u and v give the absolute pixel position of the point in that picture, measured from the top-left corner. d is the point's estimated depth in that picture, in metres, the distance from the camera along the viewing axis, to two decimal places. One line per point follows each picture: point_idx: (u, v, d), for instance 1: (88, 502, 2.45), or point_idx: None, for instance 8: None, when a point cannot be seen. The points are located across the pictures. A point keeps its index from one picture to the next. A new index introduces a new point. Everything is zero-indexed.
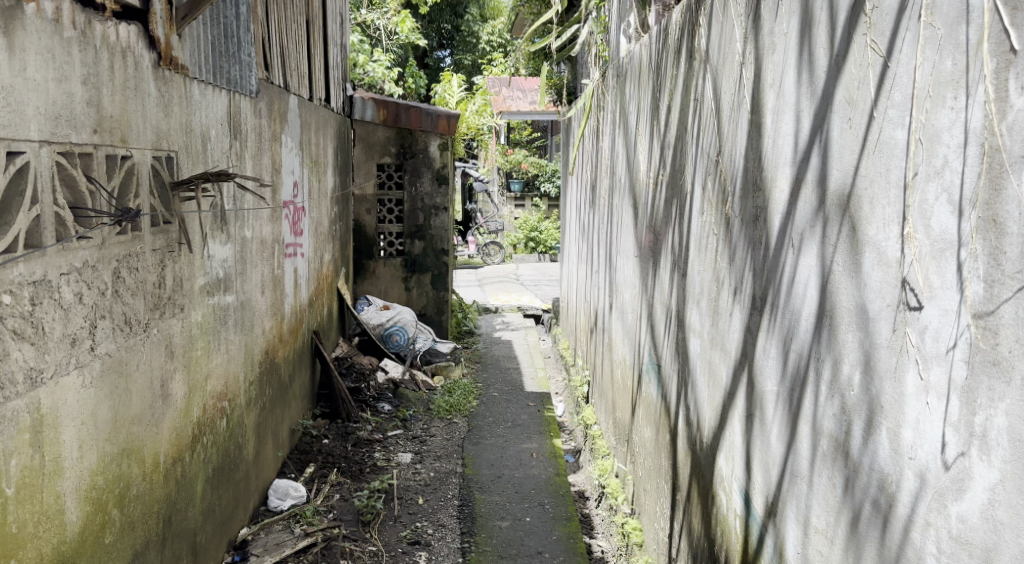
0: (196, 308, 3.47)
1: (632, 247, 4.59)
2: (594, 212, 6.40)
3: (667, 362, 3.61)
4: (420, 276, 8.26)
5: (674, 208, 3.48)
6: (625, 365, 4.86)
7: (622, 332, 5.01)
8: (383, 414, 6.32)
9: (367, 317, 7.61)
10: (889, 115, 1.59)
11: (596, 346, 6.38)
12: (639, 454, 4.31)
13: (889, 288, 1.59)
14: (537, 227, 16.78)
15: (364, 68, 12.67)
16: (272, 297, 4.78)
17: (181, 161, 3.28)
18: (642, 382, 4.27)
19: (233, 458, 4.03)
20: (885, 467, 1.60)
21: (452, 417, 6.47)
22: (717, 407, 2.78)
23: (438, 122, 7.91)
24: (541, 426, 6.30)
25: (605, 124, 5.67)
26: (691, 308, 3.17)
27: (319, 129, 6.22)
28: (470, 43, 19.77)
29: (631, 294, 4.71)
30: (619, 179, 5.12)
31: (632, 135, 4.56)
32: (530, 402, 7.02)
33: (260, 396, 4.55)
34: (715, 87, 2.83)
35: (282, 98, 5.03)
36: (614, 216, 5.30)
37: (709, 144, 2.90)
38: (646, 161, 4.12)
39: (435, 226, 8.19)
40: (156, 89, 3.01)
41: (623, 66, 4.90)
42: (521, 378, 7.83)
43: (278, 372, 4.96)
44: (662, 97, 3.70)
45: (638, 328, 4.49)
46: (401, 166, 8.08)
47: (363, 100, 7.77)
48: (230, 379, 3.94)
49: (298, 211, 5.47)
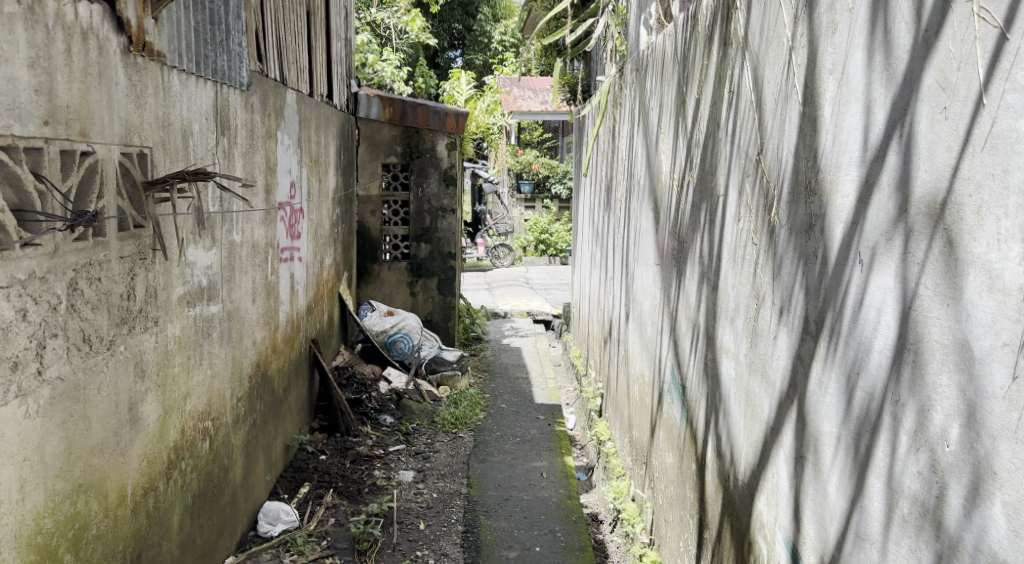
0: (174, 321, 3.15)
1: (652, 254, 4.25)
2: (609, 215, 6.06)
3: (693, 385, 3.28)
4: (426, 281, 7.93)
5: (703, 213, 3.14)
6: (644, 381, 4.52)
7: (640, 345, 4.67)
8: (385, 428, 5.99)
9: (369, 323, 7.29)
10: (1006, 102, 1.30)
11: (610, 357, 6.04)
12: (659, 480, 3.98)
13: (1010, 323, 1.29)
14: (548, 229, 16.42)
15: (374, 68, 12.38)
16: (265, 305, 4.46)
17: (157, 158, 2.96)
18: (663, 403, 3.94)
19: (216, 482, 3.70)
20: (998, 550, 1.30)
21: (457, 431, 6.13)
22: (756, 442, 2.46)
23: (446, 120, 7.61)
24: (551, 441, 5.96)
25: (623, 122, 5.32)
26: (723, 326, 2.84)
27: (319, 127, 5.89)
28: (482, 43, 19.47)
29: (650, 305, 4.36)
30: (638, 180, 4.77)
31: (653, 134, 4.22)
32: (541, 415, 6.66)
33: (250, 413, 4.23)
34: (757, 78, 2.50)
35: (278, 93, 4.70)
36: (631, 221, 4.97)
37: (749, 143, 2.56)
38: (669, 163, 3.78)
39: (442, 228, 7.88)
40: (127, 80, 2.69)
41: (643, 60, 4.56)
42: (531, 389, 7.49)
43: (272, 384, 4.63)
44: (690, 90, 3.36)
45: (658, 343, 4.15)
46: (407, 166, 7.74)
47: (368, 97, 7.44)
48: (213, 395, 3.62)
49: (295, 213, 5.15)
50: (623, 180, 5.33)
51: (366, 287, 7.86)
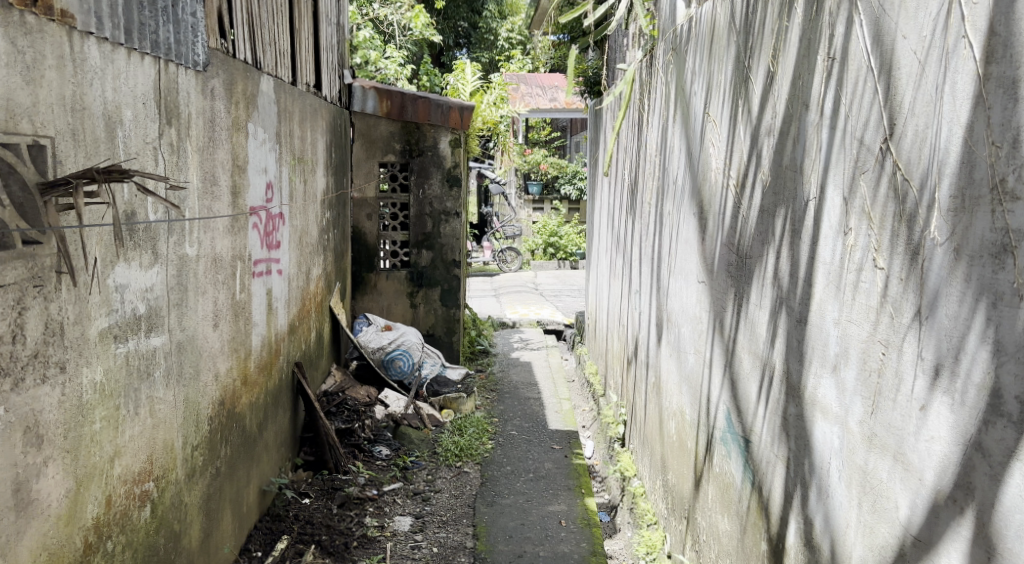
0: (94, 364, 2.44)
1: (695, 266, 3.53)
2: (634, 220, 5.33)
3: (764, 443, 2.58)
4: (428, 291, 7.21)
5: (781, 222, 2.42)
6: (684, 418, 3.80)
7: (678, 375, 3.94)
8: (379, 462, 5.28)
9: (365, 339, 6.57)
10: None
11: (635, 381, 5.31)
12: (707, 546, 3.27)
13: None
14: (557, 231, 15.72)
15: (377, 65, 11.66)
16: (232, 330, 3.74)
17: (65, 150, 2.25)
18: (713, 452, 3.22)
19: (163, 556, 2.97)
20: None
21: (461, 465, 5.40)
22: (883, 549, 1.76)
23: (449, 115, 6.89)
24: (570, 478, 5.21)
25: (653, 112, 4.60)
26: (815, 377, 2.16)
27: (305, 120, 5.17)
28: (489, 40, 18.82)
29: (692, 328, 3.64)
30: (673, 178, 4.05)
31: (699, 125, 3.49)
32: (555, 444, 5.91)
33: (213, 462, 3.51)
34: (885, 34, 1.79)
35: (249, 78, 3.97)
36: (665, 229, 4.25)
37: (868, 127, 1.86)
38: (723, 160, 3.08)
39: (445, 233, 7.13)
40: (5, 42, 1.99)
41: (685, 37, 3.82)
42: (544, 411, 6.77)
43: (242, 420, 3.93)
44: (762, 62, 2.63)
45: (703, 376, 3.44)
46: (407, 165, 7.02)
47: (363, 89, 6.76)
48: (156, 447, 2.89)
49: (274, 219, 4.42)
50: (653, 178, 4.60)
51: (362, 298, 7.13)
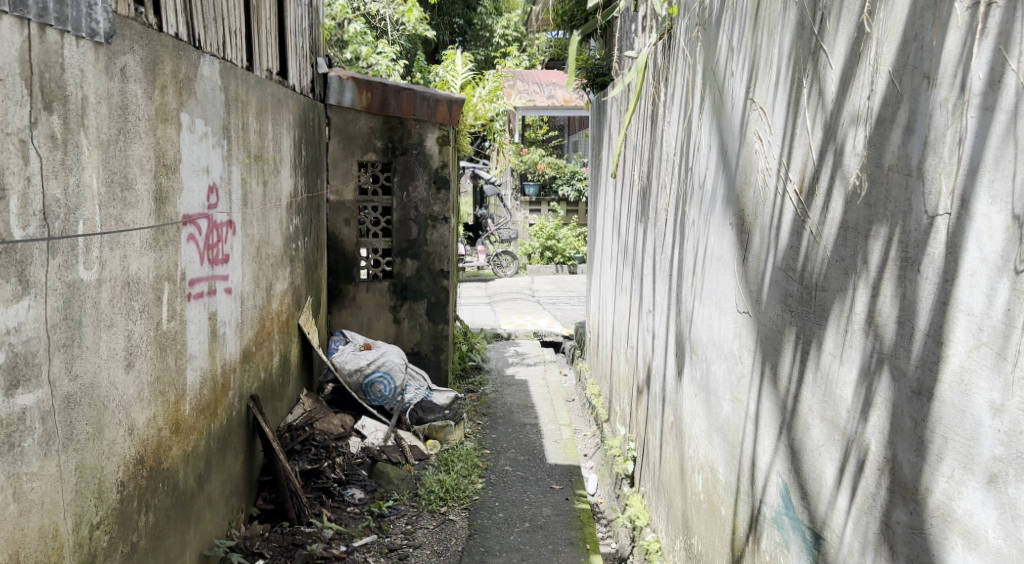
0: None
1: (734, 292, 2.81)
2: (646, 229, 4.63)
3: (849, 550, 1.89)
4: (412, 304, 6.47)
5: (885, 250, 1.72)
6: (715, 475, 3.10)
7: (707, 422, 3.23)
8: (351, 508, 4.57)
9: (340, 360, 5.82)
10: None
11: (647, 416, 4.61)
12: None
13: None
14: (554, 234, 14.98)
15: (369, 62, 11.00)
16: (156, 369, 3.03)
17: None
18: (762, 534, 2.53)
19: None
20: None
21: (446, 511, 4.70)
22: None
23: (437, 109, 6.16)
24: (572, 529, 4.51)
25: (672, 103, 3.88)
26: (950, 484, 1.49)
27: (267, 112, 4.44)
28: (484, 37, 18.07)
29: (727, 367, 2.93)
30: (700, 181, 3.34)
31: (739, 116, 2.79)
32: (555, 484, 5.19)
33: (130, 538, 2.82)
34: None
35: (186, 58, 3.25)
36: (688, 242, 3.55)
37: None
38: (778, 161, 2.38)
39: (432, 240, 6.40)
40: None
41: (717, 10, 3.11)
42: (541, 440, 6.05)
43: (173, 476, 3.23)
44: (852, 25, 1.91)
45: (744, 431, 2.74)
46: (389, 165, 6.29)
47: (339, 79, 6.01)
48: (25, 540, 2.18)
49: (220, 229, 3.70)
50: (672, 180, 3.89)
51: (339, 312, 6.41)
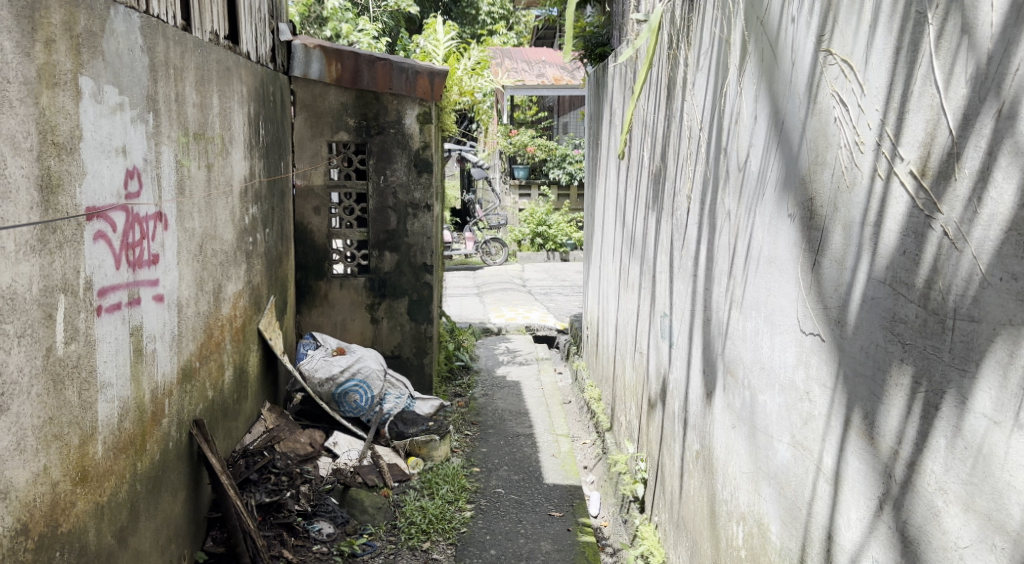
0: None
1: (799, 305, 2.14)
2: (660, 219, 3.96)
3: None
4: (392, 302, 5.77)
5: None
6: (766, 532, 2.44)
7: (751, 463, 2.57)
8: (317, 547, 3.91)
9: (310, 368, 5.12)
10: None
11: (662, 436, 3.96)
12: None
13: None
14: (546, 219, 14.29)
15: (350, 39, 10.25)
16: (49, 408, 2.35)
17: None
18: None
19: None
20: None
21: (429, 548, 4.06)
22: None
23: (416, 82, 5.46)
24: None
25: (699, 65, 3.18)
26: None
27: (211, 81, 3.73)
28: (471, 15, 17.25)
29: (784, 400, 2.27)
30: (740, 159, 2.66)
31: (806, 75, 2.11)
32: (555, 510, 4.55)
33: None
34: None
35: (87, 8, 2.53)
36: (720, 237, 2.89)
37: None
38: (877, 130, 1.70)
39: (413, 231, 5.68)
40: None
41: None
42: (536, 455, 5.39)
43: (82, 536, 2.56)
44: None
45: (813, 489, 2.08)
46: (364, 146, 5.58)
47: (305, 48, 5.34)
48: None
49: (142, 222, 2.98)
50: (697, 158, 3.20)
51: (310, 312, 5.72)
